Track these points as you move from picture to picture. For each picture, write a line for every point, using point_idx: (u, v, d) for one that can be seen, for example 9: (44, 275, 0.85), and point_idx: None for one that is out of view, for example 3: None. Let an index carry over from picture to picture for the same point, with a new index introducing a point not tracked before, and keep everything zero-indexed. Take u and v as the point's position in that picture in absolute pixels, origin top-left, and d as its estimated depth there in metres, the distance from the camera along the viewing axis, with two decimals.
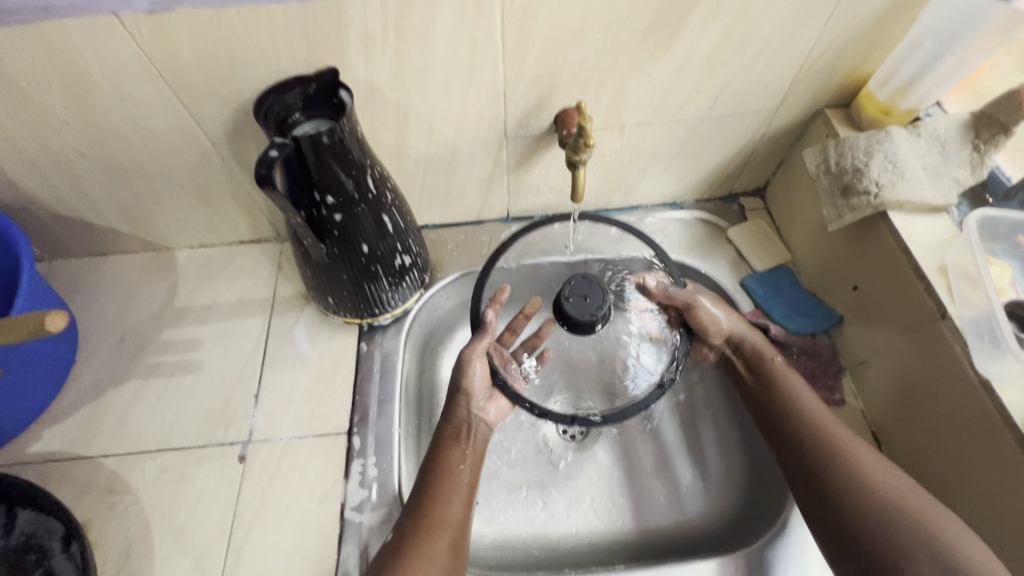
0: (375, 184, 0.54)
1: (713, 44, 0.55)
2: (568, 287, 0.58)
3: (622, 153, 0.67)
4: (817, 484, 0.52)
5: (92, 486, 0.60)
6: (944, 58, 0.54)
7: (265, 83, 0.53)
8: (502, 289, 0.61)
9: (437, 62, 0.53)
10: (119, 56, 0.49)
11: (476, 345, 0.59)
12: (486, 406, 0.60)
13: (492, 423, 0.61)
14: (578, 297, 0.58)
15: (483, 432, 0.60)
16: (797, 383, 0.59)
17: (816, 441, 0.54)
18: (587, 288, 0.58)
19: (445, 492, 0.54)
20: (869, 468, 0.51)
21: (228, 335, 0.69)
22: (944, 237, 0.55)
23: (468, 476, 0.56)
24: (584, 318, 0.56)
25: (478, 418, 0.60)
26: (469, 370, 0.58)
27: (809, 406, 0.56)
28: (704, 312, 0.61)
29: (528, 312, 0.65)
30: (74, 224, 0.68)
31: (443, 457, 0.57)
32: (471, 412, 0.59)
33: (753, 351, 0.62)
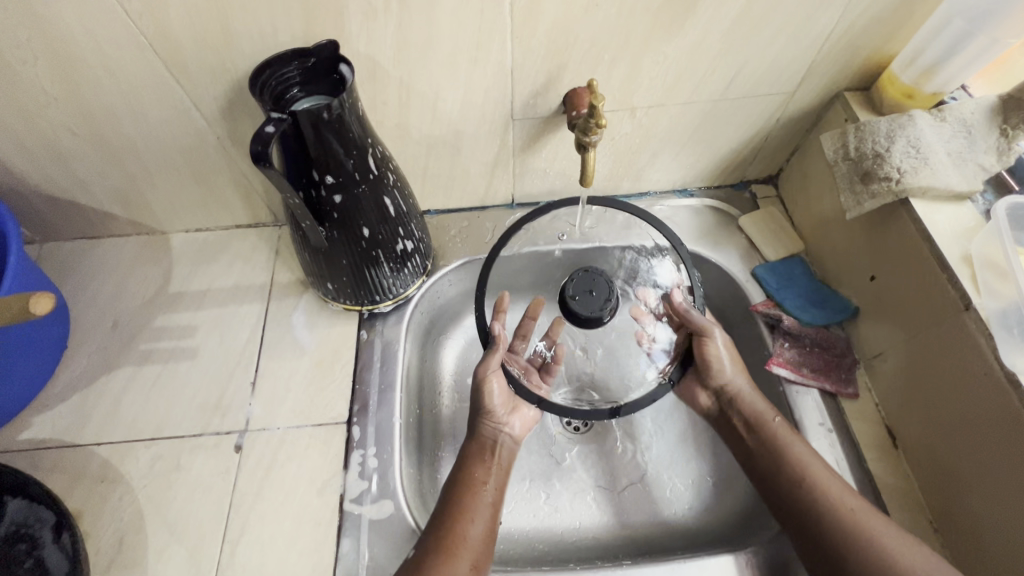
0: (376, 165, 0.52)
1: (732, 21, 0.52)
2: (572, 285, 0.57)
3: (632, 137, 0.65)
4: (843, 574, 0.49)
5: (84, 475, 0.58)
6: (975, 37, 0.51)
7: (261, 57, 0.50)
8: (503, 297, 0.62)
9: (441, 36, 0.50)
10: (107, 26, 0.47)
11: (487, 361, 0.57)
12: (511, 421, 0.60)
13: (518, 438, 0.60)
14: (584, 293, 0.57)
15: (511, 446, 0.59)
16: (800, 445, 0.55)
17: (834, 522, 0.50)
18: (592, 282, 0.57)
19: (467, 507, 0.52)
20: (895, 553, 0.48)
21: (224, 321, 0.67)
22: (968, 227, 0.53)
23: (493, 494, 0.54)
24: (594, 315, 0.55)
25: (505, 436, 0.59)
26: (486, 389, 0.58)
27: (819, 479, 0.52)
28: (714, 347, 0.59)
29: (534, 315, 0.63)
30: (65, 205, 0.66)
31: (467, 473, 0.55)
32: (497, 429, 0.59)
33: (752, 411, 0.58)
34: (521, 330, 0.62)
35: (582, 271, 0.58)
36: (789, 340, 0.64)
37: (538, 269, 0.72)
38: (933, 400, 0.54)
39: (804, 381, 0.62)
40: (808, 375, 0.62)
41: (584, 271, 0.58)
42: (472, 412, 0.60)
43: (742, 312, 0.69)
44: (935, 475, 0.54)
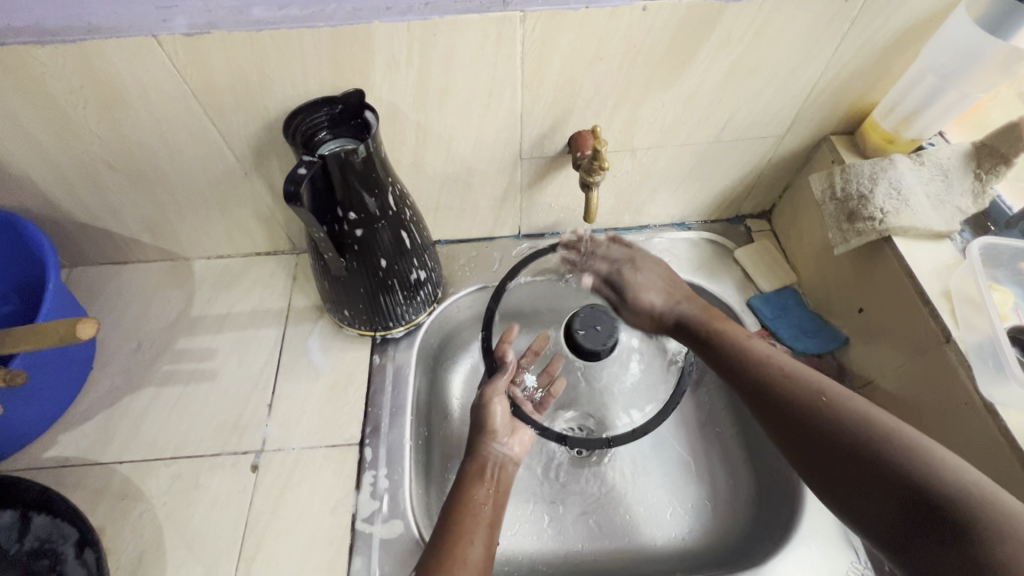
0: (395, 202, 0.56)
1: (724, 73, 0.57)
2: (579, 319, 0.66)
3: (633, 175, 0.69)
4: (787, 420, 0.51)
5: (106, 492, 0.60)
6: (946, 91, 0.56)
7: (292, 103, 0.55)
8: (512, 328, 0.68)
9: (457, 84, 0.55)
10: (153, 75, 0.51)
11: (494, 384, 0.63)
12: (512, 441, 0.61)
13: (518, 458, 0.61)
14: (590, 328, 0.65)
15: (511, 468, 0.60)
16: (731, 329, 0.61)
17: (786, 388, 0.52)
18: (596, 319, 0.66)
19: (467, 528, 0.52)
20: (838, 399, 0.49)
21: (243, 345, 0.71)
22: (947, 263, 0.57)
23: (490, 512, 0.55)
24: (600, 349, 0.65)
25: (503, 455, 0.60)
26: (491, 412, 0.61)
27: (763, 353, 0.56)
28: (636, 273, 0.67)
29: (536, 349, 0.72)
30: (96, 233, 0.70)
31: (466, 493, 0.55)
32: (499, 451, 0.60)
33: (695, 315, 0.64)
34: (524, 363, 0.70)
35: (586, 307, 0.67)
36: None
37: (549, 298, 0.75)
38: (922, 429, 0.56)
39: None
40: None
41: (588, 307, 0.67)
42: (472, 431, 0.61)
43: None
44: None
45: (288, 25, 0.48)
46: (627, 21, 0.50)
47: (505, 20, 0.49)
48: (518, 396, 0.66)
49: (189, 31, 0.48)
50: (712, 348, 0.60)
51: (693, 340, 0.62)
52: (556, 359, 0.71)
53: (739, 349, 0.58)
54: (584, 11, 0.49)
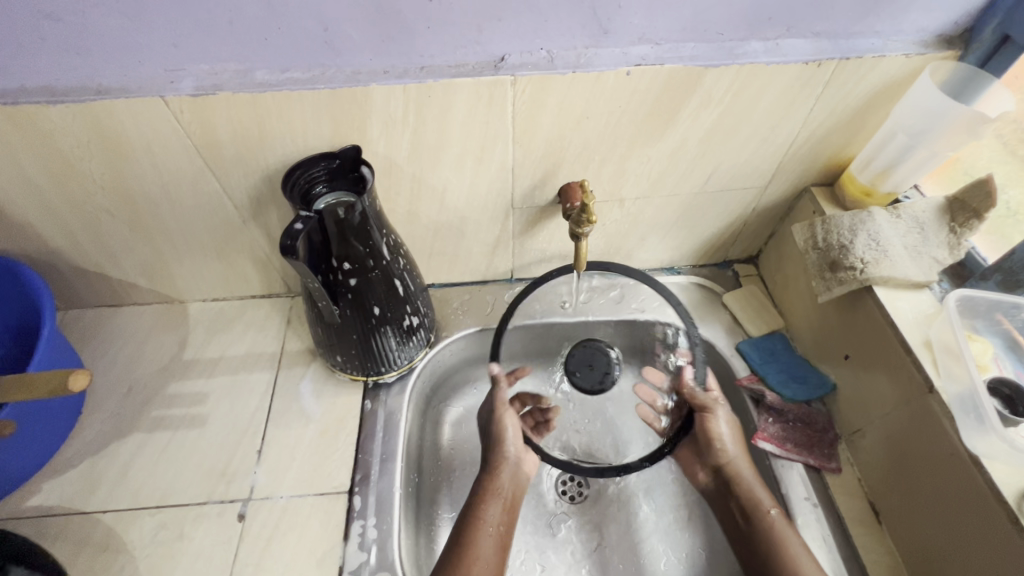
0: (389, 252, 0.57)
1: (707, 129, 0.59)
2: (573, 361, 0.65)
3: (622, 223, 0.71)
4: None
5: (87, 543, 0.59)
6: (916, 149, 0.59)
7: (292, 157, 0.57)
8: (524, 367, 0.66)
9: (450, 140, 0.57)
10: (158, 130, 0.53)
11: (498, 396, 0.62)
12: (527, 453, 0.63)
13: (530, 473, 0.64)
14: (583, 368, 0.65)
15: (523, 479, 0.63)
16: (794, 539, 0.56)
17: None
18: (591, 358, 0.65)
19: (474, 545, 0.56)
20: None
21: (234, 390, 0.70)
22: (928, 313, 0.58)
23: (501, 534, 0.58)
24: (594, 389, 0.64)
25: (517, 469, 0.63)
26: (502, 427, 0.62)
27: (792, 549, 0.55)
28: (718, 423, 0.61)
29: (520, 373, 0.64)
30: (94, 276, 0.71)
31: (478, 514, 0.59)
32: (516, 464, 0.63)
33: (754, 495, 0.59)
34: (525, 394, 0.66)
35: (584, 347, 0.67)
36: (773, 415, 0.67)
37: (546, 344, 0.72)
38: (916, 481, 0.56)
39: (788, 455, 0.64)
40: (792, 450, 0.64)
41: (582, 347, 0.67)
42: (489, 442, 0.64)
43: (728, 385, 0.72)
44: (916, 547, 0.56)
45: (290, 86, 0.51)
46: (612, 84, 0.53)
47: (496, 83, 0.52)
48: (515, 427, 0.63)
49: (194, 91, 0.50)
50: (752, 541, 0.57)
51: (741, 525, 0.59)
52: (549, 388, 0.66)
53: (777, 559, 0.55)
54: (572, 75, 0.52)
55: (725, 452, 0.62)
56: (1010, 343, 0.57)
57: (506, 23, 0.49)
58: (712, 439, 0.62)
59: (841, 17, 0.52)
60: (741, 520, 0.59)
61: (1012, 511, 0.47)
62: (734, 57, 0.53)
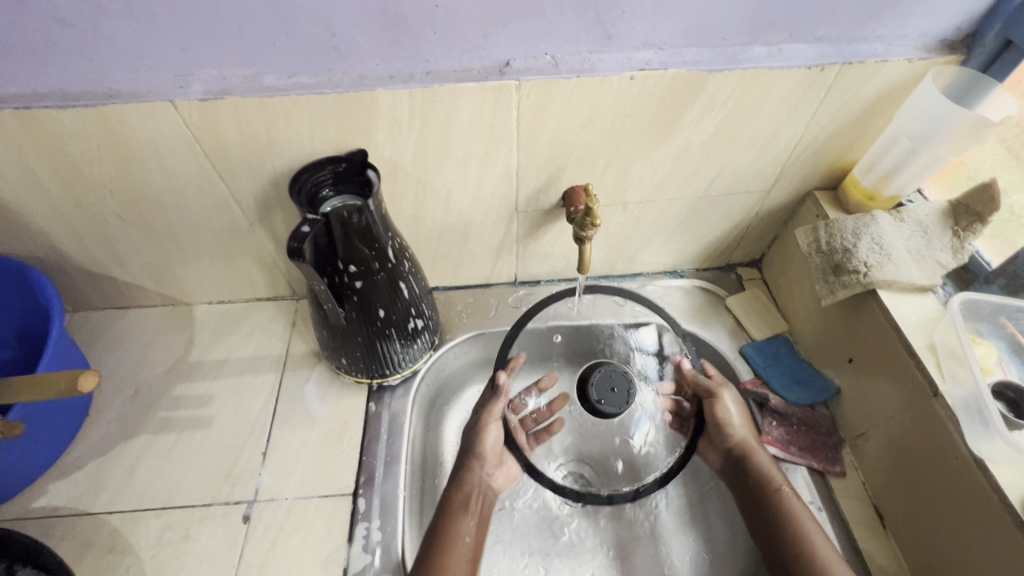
0: (394, 255, 0.58)
1: (711, 133, 0.60)
2: (595, 388, 0.65)
3: (626, 227, 0.71)
4: None
5: (94, 543, 0.59)
6: (920, 153, 0.59)
7: (299, 161, 0.57)
8: (518, 357, 0.67)
9: (455, 144, 0.58)
10: (167, 134, 0.54)
11: (492, 407, 0.63)
12: (495, 470, 0.64)
13: (498, 490, 0.64)
14: (607, 393, 0.65)
15: (490, 496, 0.63)
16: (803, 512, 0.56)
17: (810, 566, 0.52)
18: (610, 380, 0.66)
19: (446, 563, 0.54)
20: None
21: (239, 392, 0.71)
22: (931, 316, 0.59)
23: (471, 549, 0.57)
24: (621, 410, 0.65)
25: (485, 485, 0.63)
26: (485, 435, 0.62)
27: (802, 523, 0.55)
28: (723, 404, 0.63)
29: (542, 386, 0.70)
30: (101, 279, 0.72)
31: (451, 527, 0.57)
32: (485, 477, 0.63)
33: (764, 473, 0.60)
34: (524, 394, 0.69)
35: (600, 370, 0.67)
36: (777, 418, 0.67)
37: (547, 348, 0.74)
38: (918, 483, 0.56)
39: (792, 459, 0.64)
40: (796, 454, 0.65)
41: (598, 371, 0.67)
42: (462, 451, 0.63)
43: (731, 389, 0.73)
44: (922, 551, 0.56)
45: (297, 91, 0.51)
46: (616, 88, 0.54)
47: (501, 88, 0.53)
48: (512, 425, 0.66)
49: (203, 96, 0.51)
50: (767, 518, 0.57)
51: (754, 502, 0.59)
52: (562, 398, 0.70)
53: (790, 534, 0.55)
54: (576, 80, 0.52)
55: (734, 431, 0.62)
56: (1015, 346, 0.57)
57: (511, 28, 0.49)
58: (720, 418, 0.63)
59: (843, 23, 0.52)
60: (752, 497, 0.59)
61: (1016, 513, 0.47)
62: (737, 62, 0.53)
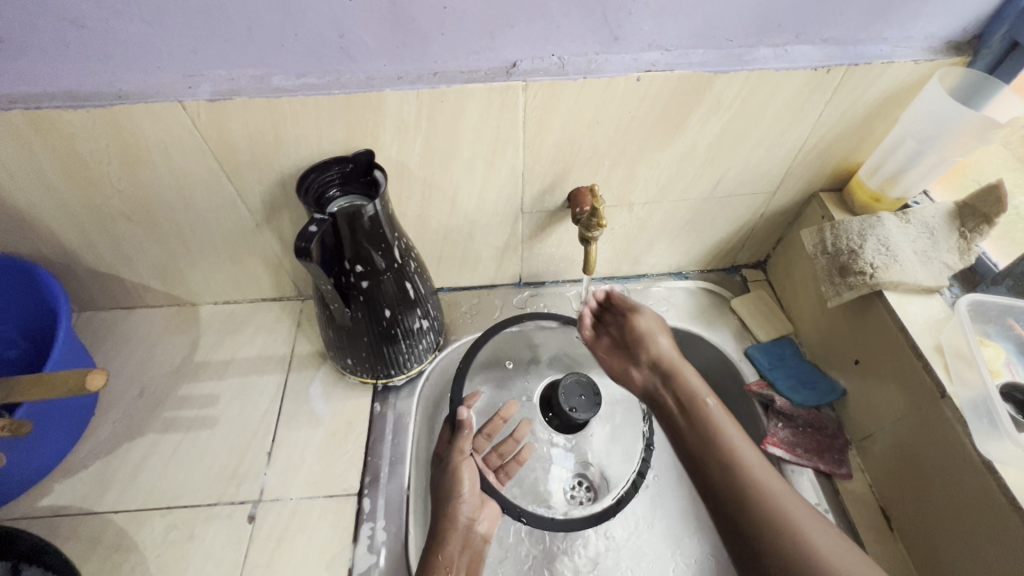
0: (400, 255, 0.58)
1: (716, 134, 0.60)
2: (566, 398, 0.71)
3: (630, 228, 0.71)
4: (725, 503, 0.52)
5: (99, 543, 0.59)
6: (926, 154, 0.59)
7: (306, 161, 0.58)
8: (475, 393, 0.73)
9: (462, 145, 0.58)
10: (175, 134, 0.54)
11: (460, 445, 0.63)
12: (478, 514, 0.62)
13: (486, 533, 0.62)
14: (577, 400, 0.71)
15: (478, 546, 0.61)
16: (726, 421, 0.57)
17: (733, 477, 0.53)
18: (576, 388, 0.72)
19: None
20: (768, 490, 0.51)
21: (245, 391, 0.71)
22: (938, 318, 0.58)
23: None
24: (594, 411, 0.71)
25: (470, 530, 0.60)
26: (460, 477, 0.61)
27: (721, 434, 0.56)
28: (641, 321, 0.66)
29: (505, 416, 0.75)
30: (107, 279, 0.72)
31: None
32: (469, 522, 0.60)
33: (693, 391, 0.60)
34: (487, 428, 0.74)
35: (564, 384, 0.73)
36: (782, 420, 0.67)
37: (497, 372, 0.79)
38: (924, 488, 0.56)
39: (798, 461, 0.64)
40: (802, 456, 0.64)
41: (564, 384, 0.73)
42: (439, 494, 0.61)
43: (737, 391, 0.72)
44: (931, 556, 0.56)
45: (305, 92, 0.52)
46: (622, 89, 0.54)
47: (508, 89, 0.53)
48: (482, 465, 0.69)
49: (213, 97, 0.51)
50: (692, 438, 0.57)
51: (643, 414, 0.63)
52: (523, 424, 0.75)
53: (731, 462, 0.53)
54: (583, 81, 0.53)
55: (660, 351, 0.64)
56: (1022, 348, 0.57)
57: (519, 29, 0.50)
58: (642, 335, 0.65)
59: (849, 24, 0.52)
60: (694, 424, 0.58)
61: None
62: (744, 63, 0.53)
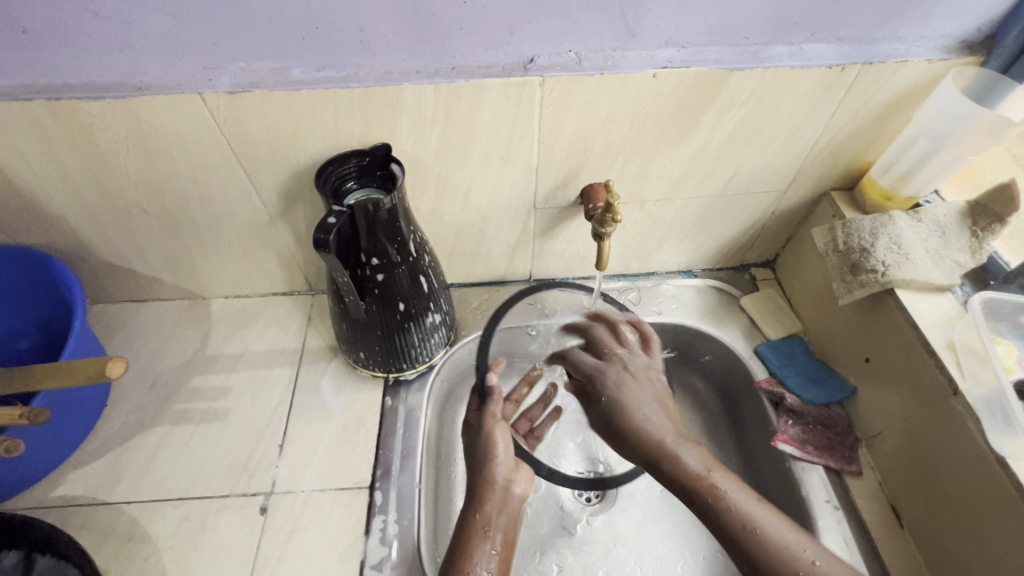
0: (415, 249, 0.58)
1: (730, 131, 0.60)
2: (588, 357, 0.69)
3: (641, 225, 0.72)
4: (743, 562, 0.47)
5: (113, 532, 0.60)
6: (938, 153, 0.59)
7: (323, 154, 0.58)
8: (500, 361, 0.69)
9: (478, 139, 0.58)
10: (195, 126, 0.54)
11: (490, 409, 0.62)
12: (515, 476, 0.59)
13: (523, 496, 0.59)
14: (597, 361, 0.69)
15: (515, 507, 0.58)
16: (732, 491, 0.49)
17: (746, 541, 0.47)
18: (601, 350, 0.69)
19: None
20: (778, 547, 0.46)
21: (256, 384, 0.71)
22: (950, 315, 0.59)
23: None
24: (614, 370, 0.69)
25: (508, 493, 0.58)
26: (492, 441, 0.60)
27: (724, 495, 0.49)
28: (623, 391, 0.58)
29: (533, 377, 0.74)
30: (121, 271, 0.72)
31: (467, 555, 0.53)
32: (506, 479, 0.58)
33: (703, 477, 0.50)
34: (516, 395, 0.72)
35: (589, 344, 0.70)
36: (792, 417, 0.67)
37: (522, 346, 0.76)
38: (938, 484, 0.56)
39: (809, 458, 0.64)
40: (812, 452, 0.64)
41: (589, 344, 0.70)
42: (472, 460, 0.60)
43: (747, 389, 0.73)
44: (942, 552, 0.56)
45: (324, 84, 0.52)
46: (638, 86, 0.54)
47: (525, 84, 0.53)
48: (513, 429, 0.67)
49: (232, 89, 0.52)
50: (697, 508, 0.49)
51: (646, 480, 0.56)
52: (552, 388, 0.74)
53: (730, 519, 0.48)
54: (599, 77, 0.53)
55: (655, 436, 0.53)
56: None
57: (537, 25, 0.50)
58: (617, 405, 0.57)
59: (865, 23, 0.53)
60: (719, 529, 0.48)
61: None
62: (758, 60, 0.54)
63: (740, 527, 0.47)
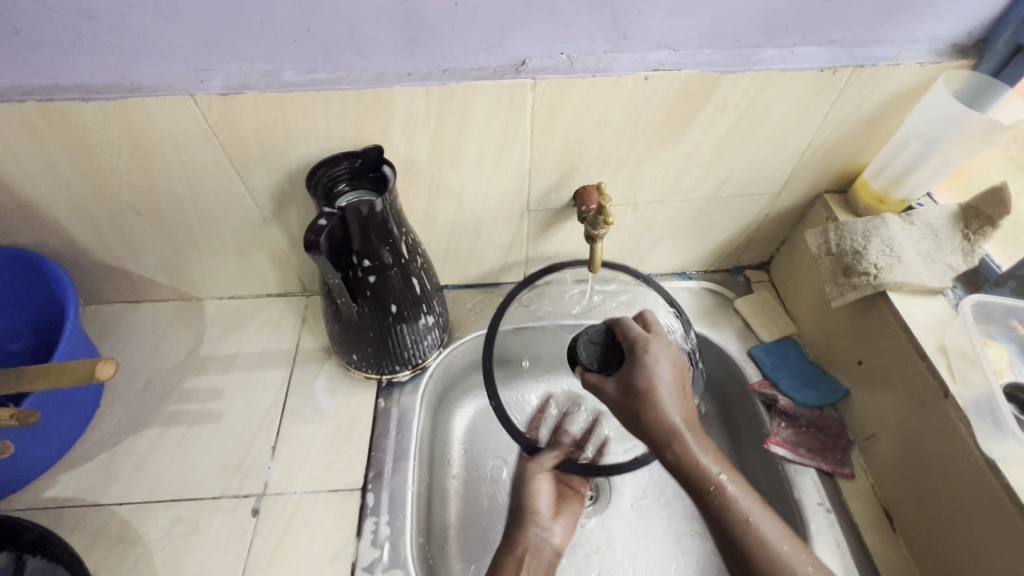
0: (407, 251, 0.58)
1: (722, 134, 0.60)
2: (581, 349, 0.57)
3: (635, 227, 0.72)
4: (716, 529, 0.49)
5: (103, 534, 0.60)
6: (930, 156, 0.60)
7: (315, 156, 0.58)
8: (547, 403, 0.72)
9: (470, 141, 0.58)
10: (186, 128, 0.54)
11: (537, 460, 0.66)
12: (554, 526, 0.66)
13: (559, 547, 0.65)
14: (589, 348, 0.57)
15: (551, 558, 0.64)
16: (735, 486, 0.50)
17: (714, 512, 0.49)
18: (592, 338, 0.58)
19: None
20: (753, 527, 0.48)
21: (250, 386, 0.71)
22: (942, 318, 0.59)
23: None
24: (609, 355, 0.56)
25: (542, 540, 0.64)
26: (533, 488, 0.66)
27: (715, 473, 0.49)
28: (656, 361, 0.53)
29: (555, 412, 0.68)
30: (114, 272, 0.72)
31: None
32: (541, 534, 0.64)
33: (709, 471, 0.49)
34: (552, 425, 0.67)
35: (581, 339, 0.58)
36: (785, 420, 0.68)
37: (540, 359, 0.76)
38: (929, 483, 0.56)
39: (801, 460, 0.64)
40: (805, 455, 0.65)
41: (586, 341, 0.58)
42: (517, 509, 0.66)
43: (740, 391, 0.73)
44: (934, 554, 0.56)
45: (317, 87, 0.52)
46: (629, 89, 0.54)
47: (517, 86, 0.53)
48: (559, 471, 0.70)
49: (224, 91, 0.52)
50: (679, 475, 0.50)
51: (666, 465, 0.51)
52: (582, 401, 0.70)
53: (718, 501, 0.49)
54: (591, 79, 0.53)
55: (669, 425, 0.50)
56: None
57: (529, 27, 0.50)
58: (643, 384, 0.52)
59: (857, 26, 0.53)
60: (714, 520, 0.49)
61: None
62: (750, 63, 0.54)
63: (735, 524, 0.48)
